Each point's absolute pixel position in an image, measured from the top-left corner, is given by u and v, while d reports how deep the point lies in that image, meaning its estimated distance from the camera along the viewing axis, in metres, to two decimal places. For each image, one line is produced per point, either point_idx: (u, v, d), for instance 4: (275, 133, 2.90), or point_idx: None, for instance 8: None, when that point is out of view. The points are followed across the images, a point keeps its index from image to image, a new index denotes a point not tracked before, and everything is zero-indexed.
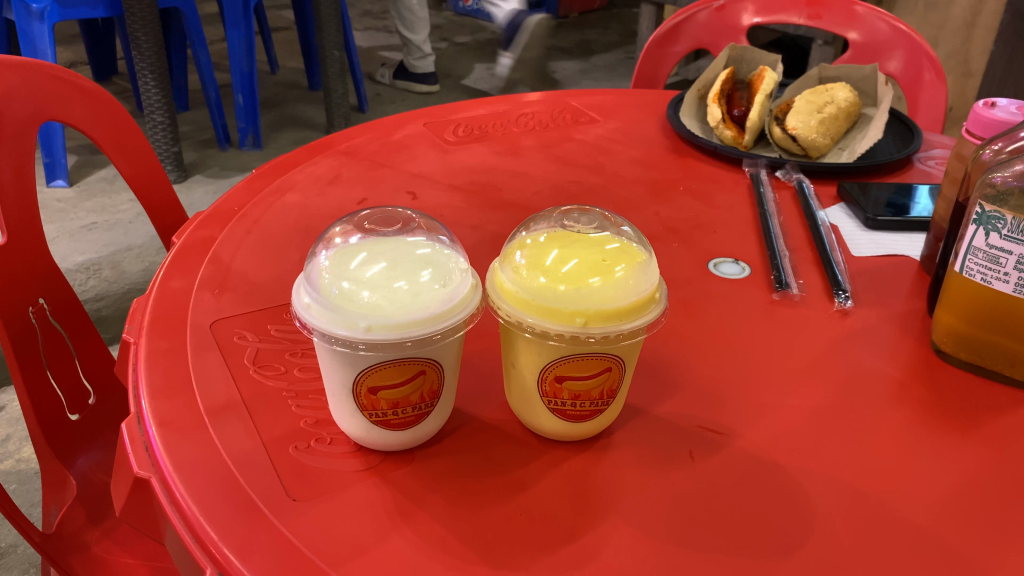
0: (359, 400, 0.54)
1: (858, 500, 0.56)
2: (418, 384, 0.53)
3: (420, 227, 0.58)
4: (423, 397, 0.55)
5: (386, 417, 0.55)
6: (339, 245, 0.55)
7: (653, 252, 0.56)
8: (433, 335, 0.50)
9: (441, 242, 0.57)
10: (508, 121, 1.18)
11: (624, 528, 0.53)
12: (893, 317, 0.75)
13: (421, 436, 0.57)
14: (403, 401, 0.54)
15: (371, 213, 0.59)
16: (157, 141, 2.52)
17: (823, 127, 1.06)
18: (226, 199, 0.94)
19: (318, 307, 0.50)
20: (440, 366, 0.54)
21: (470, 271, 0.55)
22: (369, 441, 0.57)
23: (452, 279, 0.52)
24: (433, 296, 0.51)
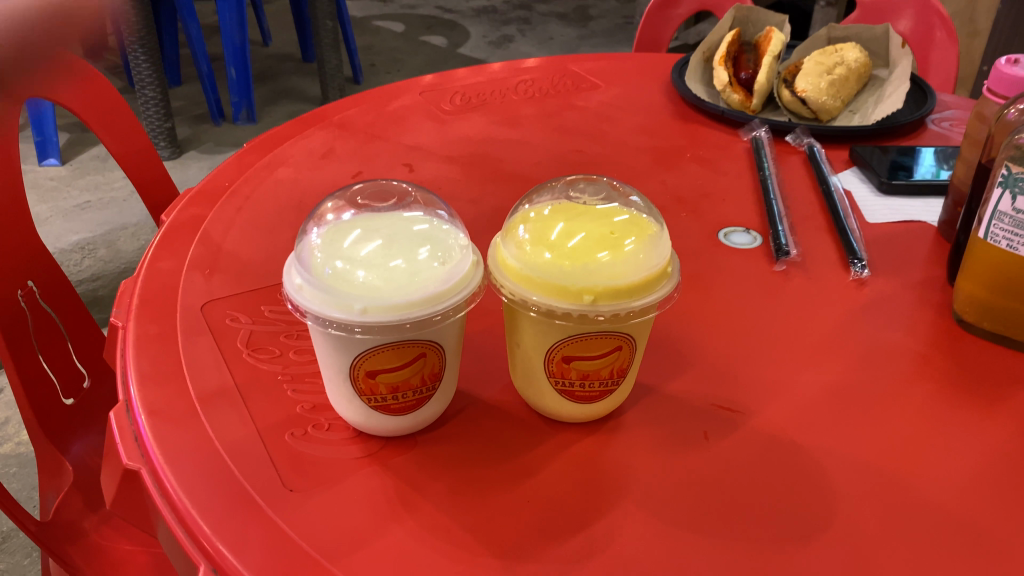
0: (357, 384, 0.51)
1: (882, 480, 0.53)
2: (418, 367, 0.51)
3: (416, 201, 0.54)
4: (424, 380, 0.52)
5: (385, 402, 0.52)
6: (331, 222, 0.52)
7: (664, 223, 0.53)
8: (434, 316, 0.47)
9: (439, 217, 0.53)
10: (507, 88, 1.14)
11: (638, 515, 0.50)
12: (912, 286, 0.72)
13: (423, 420, 0.55)
14: (403, 386, 0.51)
15: (363, 189, 0.56)
16: (149, 117, 2.47)
17: (833, 89, 1.02)
18: (216, 175, 0.90)
19: (311, 289, 0.47)
20: (441, 348, 0.51)
21: (471, 248, 0.52)
22: (368, 427, 0.54)
23: (452, 257, 0.49)
24: (433, 275, 0.48)
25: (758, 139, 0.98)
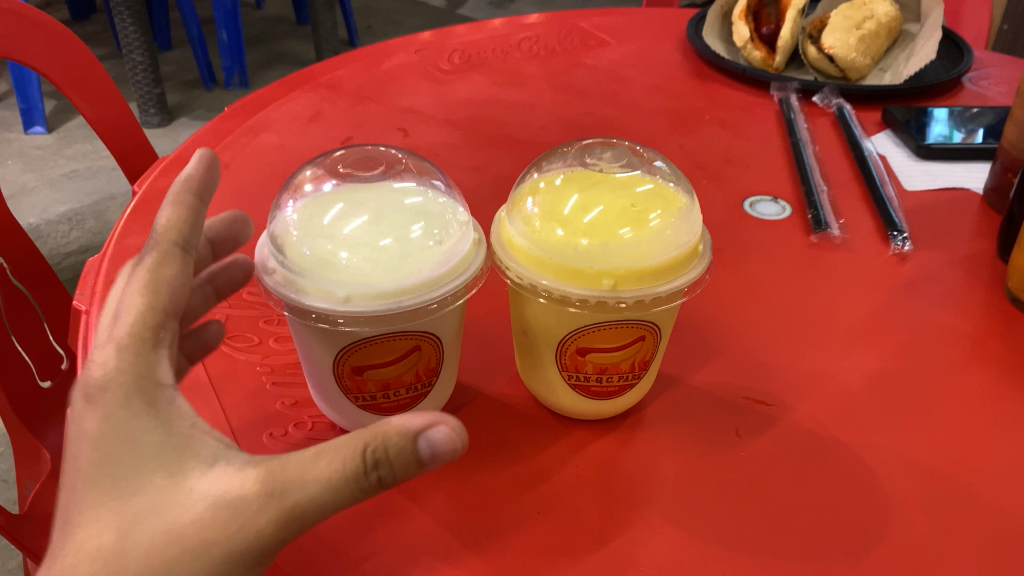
0: (342, 382, 0.45)
1: (939, 483, 0.47)
2: (412, 362, 0.44)
3: (407, 168, 0.47)
4: (420, 375, 0.45)
5: (375, 401, 0.46)
6: (311, 193, 0.45)
7: (693, 194, 0.46)
8: (430, 305, 0.41)
9: (435, 187, 0.46)
10: (509, 46, 1.06)
11: (665, 528, 0.44)
12: (958, 260, 0.65)
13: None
14: (395, 382, 0.45)
15: (347, 155, 0.49)
16: (138, 81, 2.35)
17: (863, 46, 0.95)
18: (194, 142, 0.83)
19: (288, 275, 0.41)
20: (438, 339, 0.45)
21: (470, 223, 0.45)
22: (356, 427, 0.48)
23: (451, 235, 0.43)
24: (429, 258, 0.41)
25: (783, 99, 0.90)
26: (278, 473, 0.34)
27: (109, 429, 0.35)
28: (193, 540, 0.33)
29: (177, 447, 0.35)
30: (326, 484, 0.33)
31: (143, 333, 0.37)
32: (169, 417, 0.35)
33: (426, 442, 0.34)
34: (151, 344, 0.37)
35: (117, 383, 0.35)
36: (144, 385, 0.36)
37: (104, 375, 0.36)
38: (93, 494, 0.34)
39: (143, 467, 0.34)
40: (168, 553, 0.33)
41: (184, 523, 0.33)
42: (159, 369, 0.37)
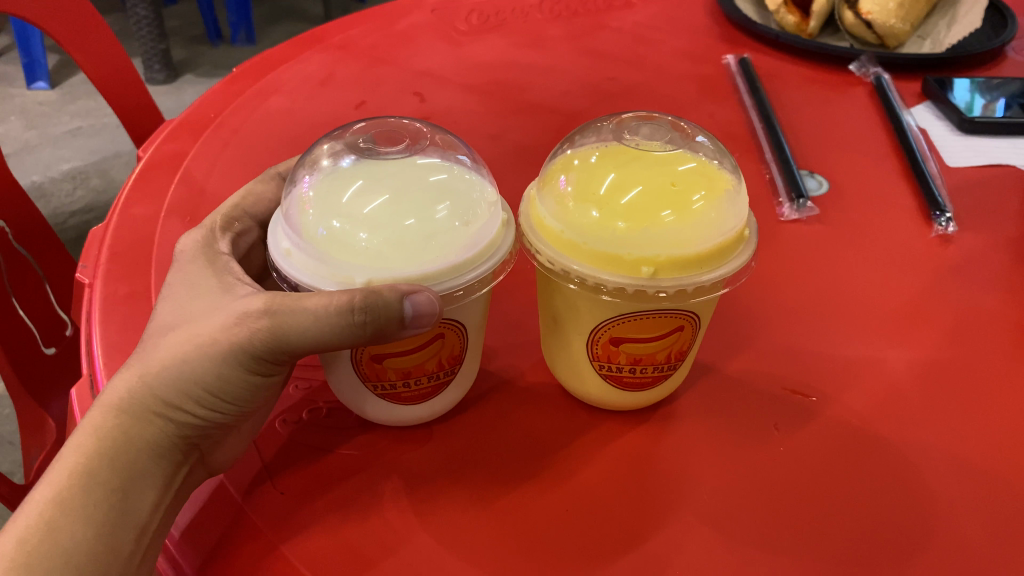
0: (360, 370, 0.42)
1: (993, 484, 0.44)
2: (435, 350, 0.42)
3: (432, 143, 0.44)
4: (442, 364, 0.43)
5: (395, 391, 0.43)
6: (330, 168, 0.42)
7: (740, 174, 0.43)
8: (453, 292, 0.38)
9: (460, 163, 0.43)
10: (529, 6, 1.02)
11: (698, 529, 0.41)
12: (1006, 243, 0.62)
13: (440, 410, 0.46)
14: (416, 371, 0.42)
15: (368, 128, 0.46)
16: (143, 37, 2.29)
17: (903, 11, 0.90)
18: (201, 104, 0.80)
19: (304, 256, 0.38)
20: (463, 327, 0.42)
21: (498, 202, 0.42)
22: (374, 415, 0.45)
23: (478, 215, 0.39)
24: (454, 240, 0.38)
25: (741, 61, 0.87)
26: (282, 294, 0.38)
27: (184, 273, 0.44)
28: (208, 338, 0.39)
29: (222, 284, 0.42)
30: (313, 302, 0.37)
31: (220, 225, 0.48)
32: (225, 271, 0.44)
33: (411, 302, 0.35)
34: (225, 231, 0.48)
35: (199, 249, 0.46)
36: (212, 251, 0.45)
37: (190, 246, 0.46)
38: (161, 310, 0.43)
39: (196, 293, 0.42)
40: (190, 349, 0.40)
41: (204, 325, 0.40)
42: (222, 244, 0.46)
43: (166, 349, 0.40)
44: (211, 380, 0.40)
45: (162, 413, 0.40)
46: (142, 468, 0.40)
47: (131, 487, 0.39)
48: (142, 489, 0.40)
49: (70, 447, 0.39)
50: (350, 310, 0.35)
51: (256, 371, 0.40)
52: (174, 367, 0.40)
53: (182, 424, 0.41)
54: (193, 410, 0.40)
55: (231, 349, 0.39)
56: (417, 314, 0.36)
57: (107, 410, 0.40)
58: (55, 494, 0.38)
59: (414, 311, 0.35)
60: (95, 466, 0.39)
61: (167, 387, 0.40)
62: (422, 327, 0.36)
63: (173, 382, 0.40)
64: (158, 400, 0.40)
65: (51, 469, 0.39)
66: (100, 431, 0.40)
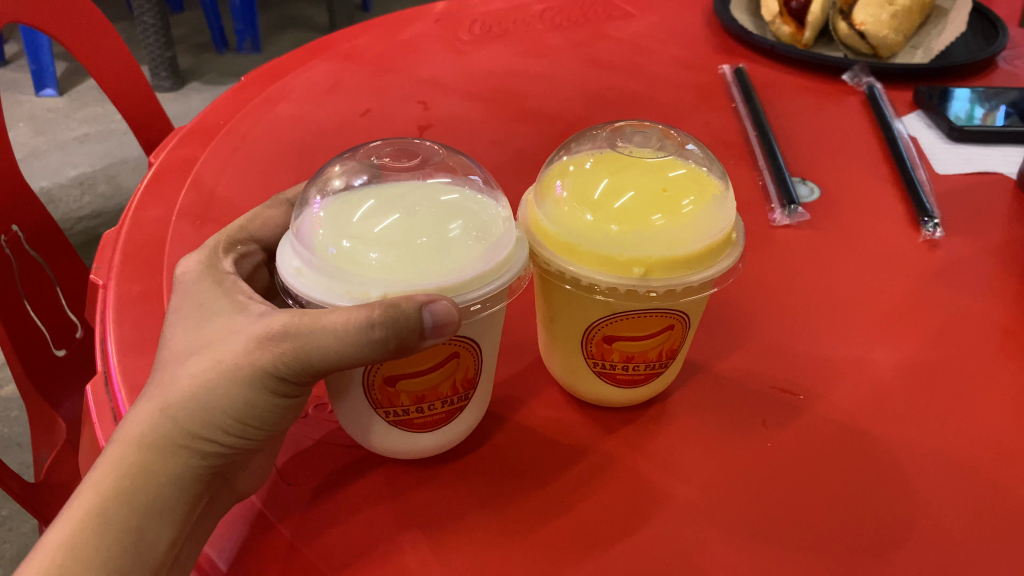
0: (373, 396, 0.42)
1: (970, 477, 0.46)
2: (449, 371, 0.42)
3: (444, 164, 0.46)
4: (456, 387, 0.43)
5: (407, 417, 0.43)
6: (341, 188, 0.43)
7: (728, 180, 0.44)
8: (465, 303, 0.39)
9: (471, 180, 0.44)
10: (530, 16, 1.04)
11: (687, 519, 0.43)
12: (991, 248, 0.64)
13: (452, 439, 0.46)
14: (430, 394, 0.42)
15: (381, 150, 0.47)
16: (149, 44, 2.32)
17: (895, 22, 0.93)
18: (211, 111, 0.82)
19: (314, 274, 0.39)
20: (477, 345, 0.42)
21: (508, 215, 0.43)
22: (388, 449, 0.45)
23: (489, 231, 0.40)
24: (464, 257, 0.39)
25: (737, 71, 0.89)
26: (302, 315, 0.38)
27: (194, 296, 0.44)
28: (230, 365, 0.39)
29: (236, 305, 0.42)
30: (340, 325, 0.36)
31: (223, 245, 0.48)
32: (236, 291, 0.44)
33: (429, 311, 0.35)
34: (227, 251, 0.48)
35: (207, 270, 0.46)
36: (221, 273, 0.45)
37: (194, 266, 0.46)
38: (173, 337, 0.42)
39: (210, 317, 0.42)
40: (210, 376, 0.40)
41: (223, 352, 0.40)
42: (226, 264, 0.46)
43: (185, 376, 0.40)
44: (232, 407, 0.40)
45: (184, 445, 0.40)
46: (165, 500, 0.40)
47: (154, 521, 0.40)
48: (164, 521, 0.40)
49: (91, 485, 0.40)
50: (371, 328, 0.35)
51: (277, 393, 0.40)
52: (195, 397, 0.40)
53: (203, 453, 0.41)
54: (217, 440, 0.40)
55: (253, 376, 0.39)
56: (436, 323, 0.35)
57: (127, 445, 0.40)
58: (77, 535, 0.38)
59: (432, 320, 0.35)
60: (116, 504, 0.39)
61: (188, 417, 0.40)
62: (440, 338, 0.36)
63: (194, 412, 0.40)
64: (181, 432, 0.40)
65: (72, 506, 0.39)
66: (122, 465, 0.40)
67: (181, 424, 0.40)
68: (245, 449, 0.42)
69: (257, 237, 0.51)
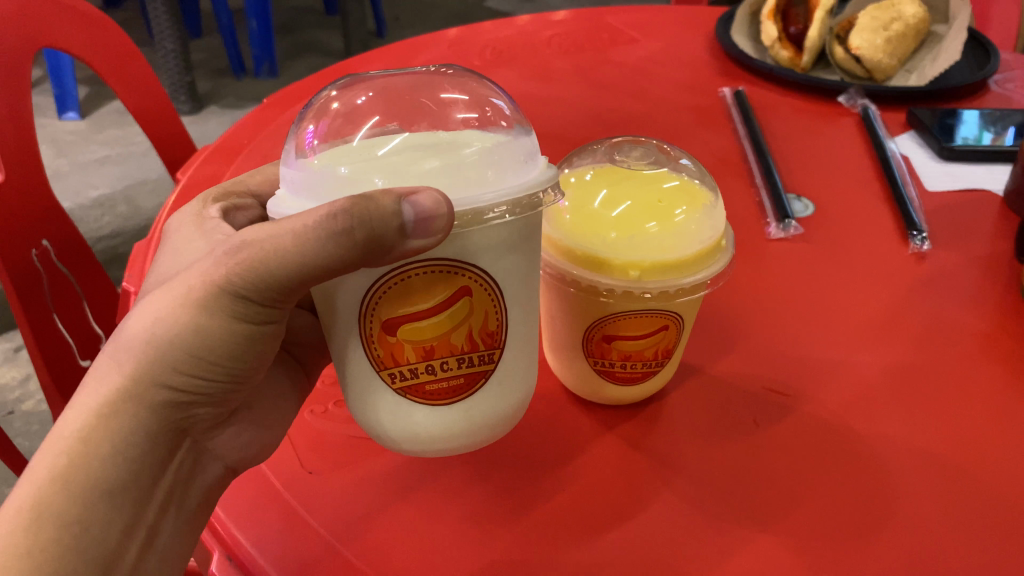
0: (373, 351, 0.39)
1: (948, 469, 0.49)
2: (460, 317, 0.38)
3: (457, 87, 0.43)
4: (472, 340, 0.39)
5: (419, 379, 0.40)
6: (338, 113, 0.41)
7: (719, 191, 0.48)
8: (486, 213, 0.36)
9: (494, 107, 0.41)
10: (539, 42, 1.08)
11: (680, 506, 0.46)
12: (976, 260, 0.67)
13: (479, 423, 0.42)
14: (440, 348, 0.39)
15: (384, 75, 0.44)
16: (169, 69, 2.38)
17: (889, 47, 0.96)
18: (235, 132, 0.86)
19: (296, 196, 0.37)
20: (497, 287, 0.39)
21: (529, 132, 0.39)
22: (406, 432, 0.42)
23: (501, 140, 0.37)
24: (479, 166, 0.36)
25: (735, 93, 0.93)
26: (254, 228, 0.39)
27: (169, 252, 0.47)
28: (186, 292, 0.41)
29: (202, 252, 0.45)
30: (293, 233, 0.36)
31: (216, 196, 0.54)
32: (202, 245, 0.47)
33: (410, 205, 0.33)
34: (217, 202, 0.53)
35: (186, 227, 0.50)
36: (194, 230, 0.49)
37: (178, 224, 0.51)
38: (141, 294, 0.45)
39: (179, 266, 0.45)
40: (167, 311, 0.42)
41: (178, 282, 0.42)
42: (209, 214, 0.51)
43: (144, 317, 0.42)
44: (190, 339, 0.42)
45: (143, 392, 0.42)
46: (128, 449, 0.42)
47: (108, 468, 0.41)
48: (119, 468, 0.42)
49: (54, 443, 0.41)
50: (333, 219, 0.34)
51: (237, 316, 0.42)
52: (155, 336, 0.42)
53: (165, 397, 0.43)
54: (177, 381, 0.43)
55: (203, 298, 0.41)
56: (419, 218, 0.33)
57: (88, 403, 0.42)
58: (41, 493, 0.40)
59: (414, 215, 0.33)
60: (80, 453, 0.41)
61: (137, 359, 0.42)
62: (429, 236, 0.34)
63: (143, 352, 0.42)
64: (140, 379, 0.42)
65: (35, 462, 0.41)
66: (78, 416, 0.42)
67: (132, 370, 0.42)
68: (205, 389, 0.44)
69: (254, 193, 0.57)
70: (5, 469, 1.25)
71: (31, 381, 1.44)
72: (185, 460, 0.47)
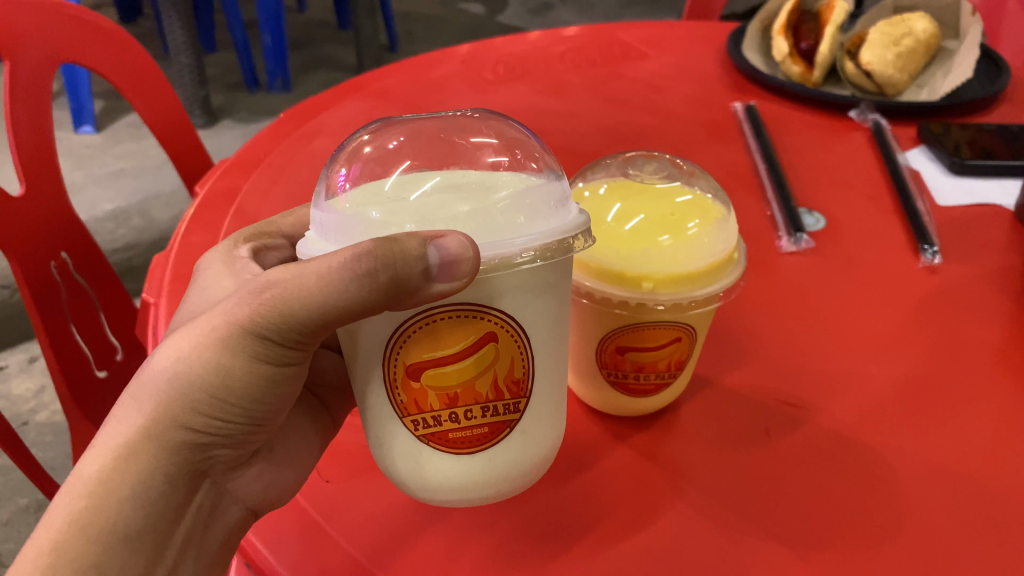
0: (396, 399, 0.39)
1: (960, 482, 0.49)
2: (485, 365, 0.38)
3: (486, 130, 0.43)
4: (497, 389, 0.39)
5: (442, 428, 0.40)
6: (371, 158, 0.42)
7: (731, 205, 0.48)
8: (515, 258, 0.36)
9: (524, 149, 0.42)
10: (551, 57, 1.10)
11: (692, 517, 0.46)
12: (987, 273, 0.67)
13: (503, 471, 0.42)
14: (464, 396, 0.39)
15: (416, 117, 0.45)
16: (183, 83, 2.40)
17: (900, 62, 0.97)
18: (251, 146, 0.87)
19: (326, 239, 0.38)
20: (523, 332, 0.39)
21: (559, 174, 0.40)
22: (428, 483, 0.41)
23: (530, 183, 0.38)
24: (510, 215, 0.36)
25: (747, 108, 0.94)
26: (282, 269, 0.39)
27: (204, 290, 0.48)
28: (211, 330, 0.42)
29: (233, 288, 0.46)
30: (319, 276, 0.37)
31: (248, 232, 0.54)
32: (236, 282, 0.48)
33: (435, 247, 0.34)
34: (247, 238, 0.54)
35: (216, 267, 0.50)
36: (222, 273, 0.50)
37: (207, 262, 0.51)
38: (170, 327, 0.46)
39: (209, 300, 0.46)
40: (190, 349, 0.42)
41: (202, 321, 0.42)
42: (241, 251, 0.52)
43: (165, 356, 0.43)
44: (211, 376, 0.42)
45: (162, 433, 0.42)
46: (145, 490, 0.42)
47: (125, 511, 0.42)
48: (137, 510, 0.42)
49: (76, 479, 0.42)
50: (357, 260, 0.35)
51: (259, 357, 0.42)
52: (177, 374, 0.42)
53: (185, 437, 0.43)
54: (195, 421, 0.43)
55: (228, 337, 0.41)
56: (444, 261, 0.34)
57: (109, 440, 0.42)
58: (59, 535, 0.40)
59: (439, 258, 0.34)
60: (96, 492, 0.41)
61: (157, 401, 0.42)
62: (454, 280, 0.34)
63: (164, 392, 0.42)
64: (159, 418, 0.42)
65: (54, 505, 0.41)
66: (97, 457, 0.42)
67: (152, 411, 0.42)
68: (223, 427, 0.44)
69: (287, 234, 0.57)
70: (20, 478, 1.26)
71: (46, 392, 1.46)
72: (205, 501, 0.47)
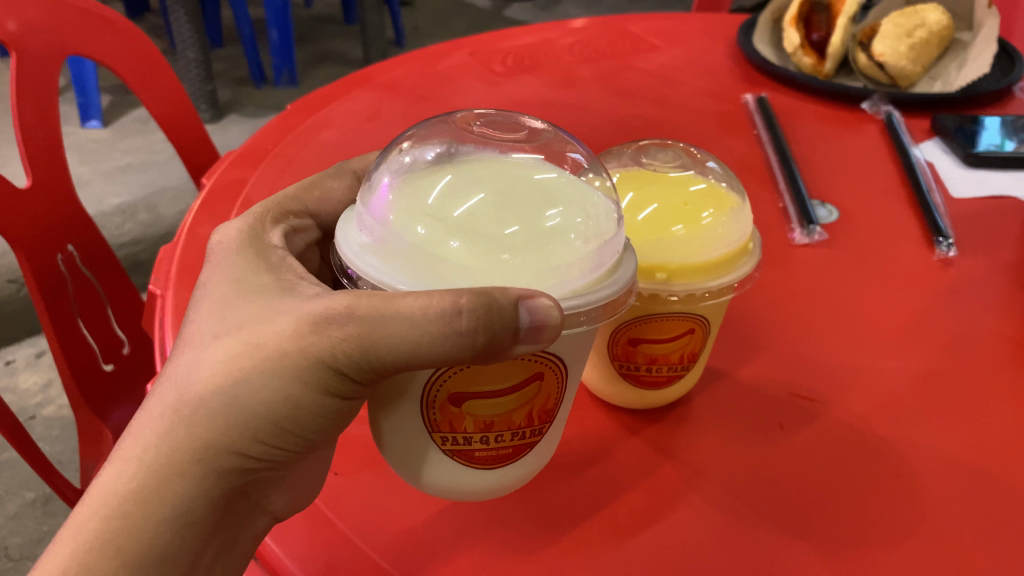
0: (431, 416, 0.39)
1: (977, 476, 0.48)
2: (527, 397, 0.39)
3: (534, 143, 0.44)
4: (530, 419, 0.40)
5: (468, 447, 0.40)
6: (410, 169, 0.41)
7: (745, 195, 0.48)
8: (577, 316, 0.36)
9: (573, 163, 0.43)
10: (561, 49, 1.09)
11: (706, 511, 0.46)
12: (1002, 265, 0.66)
13: (509, 483, 0.43)
14: (500, 423, 0.39)
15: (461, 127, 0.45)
16: (189, 78, 2.39)
17: (913, 54, 0.96)
18: (259, 137, 0.87)
19: (379, 248, 0.37)
20: (564, 367, 0.40)
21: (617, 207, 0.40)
22: (438, 482, 0.42)
23: (598, 230, 0.38)
24: (568, 259, 0.36)
25: (760, 99, 0.93)
26: (363, 296, 0.37)
27: (235, 269, 0.43)
28: (271, 352, 0.39)
29: (283, 285, 0.42)
30: (408, 318, 0.35)
31: (275, 215, 0.51)
32: (280, 272, 0.44)
33: (528, 308, 0.34)
34: (277, 223, 0.50)
35: (247, 254, 0.44)
36: (261, 259, 0.44)
37: (239, 239, 0.46)
38: (208, 314, 0.43)
39: (255, 293, 0.42)
40: (244, 368, 0.40)
41: (260, 337, 0.40)
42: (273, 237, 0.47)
43: (212, 370, 0.40)
44: (272, 407, 0.40)
45: (208, 458, 0.41)
46: (184, 511, 0.42)
47: (162, 531, 0.41)
48: (173, 532, 0.42)
49: (109, 492, 0.41)
50: (458, 316, 0.34)
51: (325, 389, 0.40)
52: (231, 393, 0.40)
53: (232, 466, 0.42)
54: (247, 451, 0.41)
55: (296, 365, 0.39)
56: (534, 326, 0.34)
57: (150, 455, 0.41)
58: (89, 550, 0.40)
59: (530, 320, 0.34)
60: (130, 509, 0.41)
61: (207, 425, 0.40)
62: (538, 341, 0.35)
63: (216, 417, 0.40)
64: (207, 444, 0.41)
65: (85, 512, 0.42)
66: (134, 473, 0.41)
67: (201, 436, 0.40)
68: (275, 458, 0.43)
69: (313, 212, 0.54)
70: (27, 471, 1.26)
71: (53, 387, 1.46)
72: (238, 516, 0.45)
